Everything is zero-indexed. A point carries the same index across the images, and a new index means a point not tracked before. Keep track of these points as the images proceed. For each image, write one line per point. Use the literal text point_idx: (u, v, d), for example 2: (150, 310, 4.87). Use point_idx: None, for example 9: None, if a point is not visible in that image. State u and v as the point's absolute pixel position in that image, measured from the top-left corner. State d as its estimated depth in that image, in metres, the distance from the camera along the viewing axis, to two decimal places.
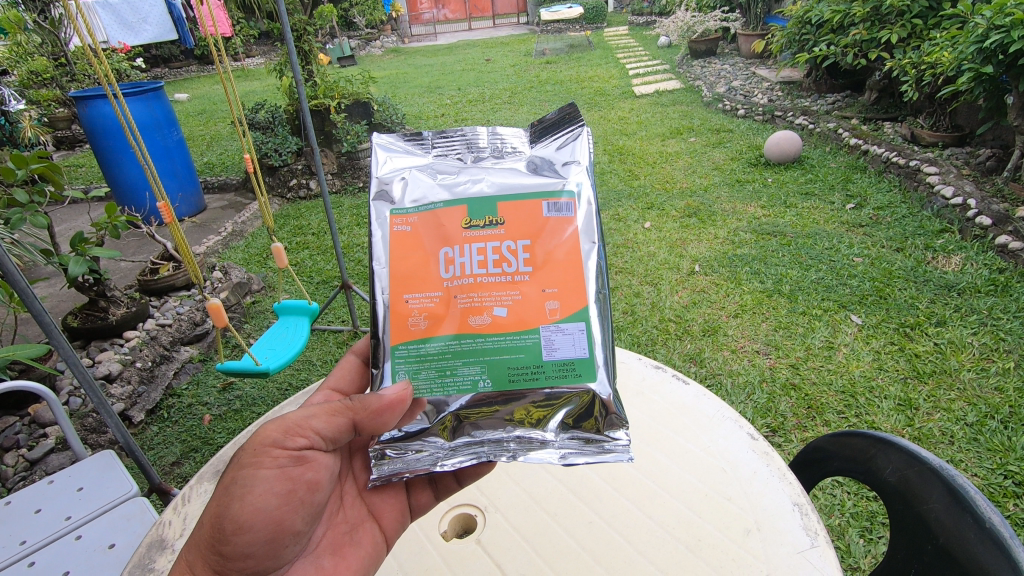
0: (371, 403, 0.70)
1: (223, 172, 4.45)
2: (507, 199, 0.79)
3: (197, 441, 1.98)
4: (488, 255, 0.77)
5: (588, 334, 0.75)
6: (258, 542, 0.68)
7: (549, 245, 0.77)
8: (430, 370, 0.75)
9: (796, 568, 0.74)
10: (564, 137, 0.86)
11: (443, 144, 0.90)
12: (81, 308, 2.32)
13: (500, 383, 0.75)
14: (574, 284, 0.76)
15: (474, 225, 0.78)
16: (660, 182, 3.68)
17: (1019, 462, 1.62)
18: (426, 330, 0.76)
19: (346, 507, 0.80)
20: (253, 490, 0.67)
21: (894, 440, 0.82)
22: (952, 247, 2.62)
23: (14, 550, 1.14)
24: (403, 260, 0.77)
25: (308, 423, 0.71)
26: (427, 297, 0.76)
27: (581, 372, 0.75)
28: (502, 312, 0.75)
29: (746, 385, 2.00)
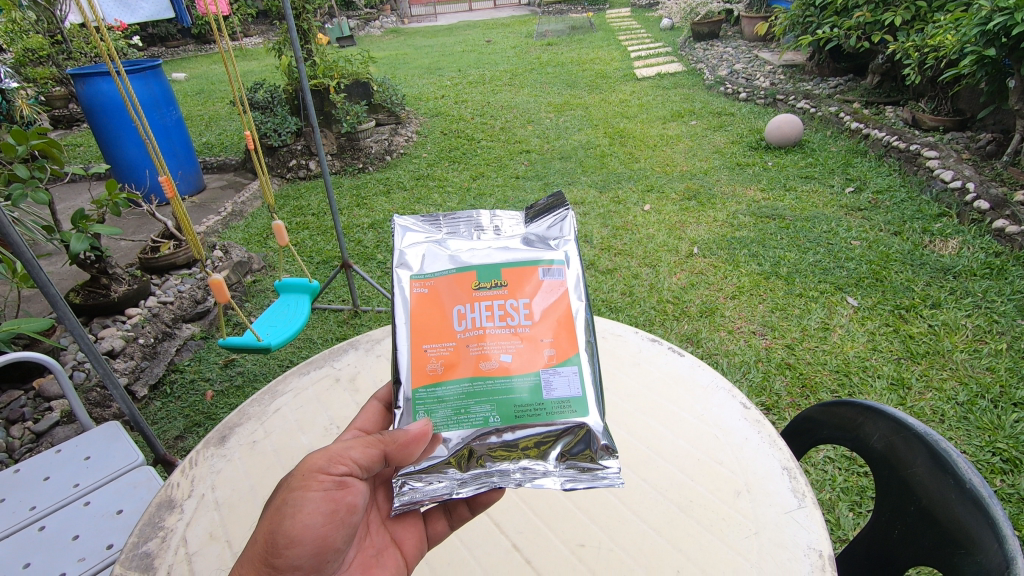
0: (398, 435, 0.68)
1: (223, 152, 4.44)
2: (510, 264, 0.81)
3: (200, 416, 2.02)
4: (495, 310, 0.78)
5: (580, 375, 0.75)
6: (306, 557, 0.64)
7: (550, 303, 0.79)
8: (446, 408, 0.73)
9: (783, 526, 0.77)
10: (552, 219, 0.89)
11: (454, 217, 0.92)
12: (83, 285, 2.33)
13: (506, 419, 0.72)
14: (567, 335, 0.77)
15: (483, 288, 0.79)
16: (660, 164, 3.68)
17: (1008, 440, 1.65)
18: (441, 375, 0.74)
19: (372, 533, 0.74)
20: (303, 509, 0.63)
21: (880, 408, 0.84)
22: (950, 230, 2.64)
23: (24, 515, 1.17)
24: (419, 318, 0.78)
25: (347, 452, 0.66)
26: (440, 349, 0.76)
27: (574, 409, 0.73)
28: (508, 358, 0.75)
29: (742, 364, 2.03)
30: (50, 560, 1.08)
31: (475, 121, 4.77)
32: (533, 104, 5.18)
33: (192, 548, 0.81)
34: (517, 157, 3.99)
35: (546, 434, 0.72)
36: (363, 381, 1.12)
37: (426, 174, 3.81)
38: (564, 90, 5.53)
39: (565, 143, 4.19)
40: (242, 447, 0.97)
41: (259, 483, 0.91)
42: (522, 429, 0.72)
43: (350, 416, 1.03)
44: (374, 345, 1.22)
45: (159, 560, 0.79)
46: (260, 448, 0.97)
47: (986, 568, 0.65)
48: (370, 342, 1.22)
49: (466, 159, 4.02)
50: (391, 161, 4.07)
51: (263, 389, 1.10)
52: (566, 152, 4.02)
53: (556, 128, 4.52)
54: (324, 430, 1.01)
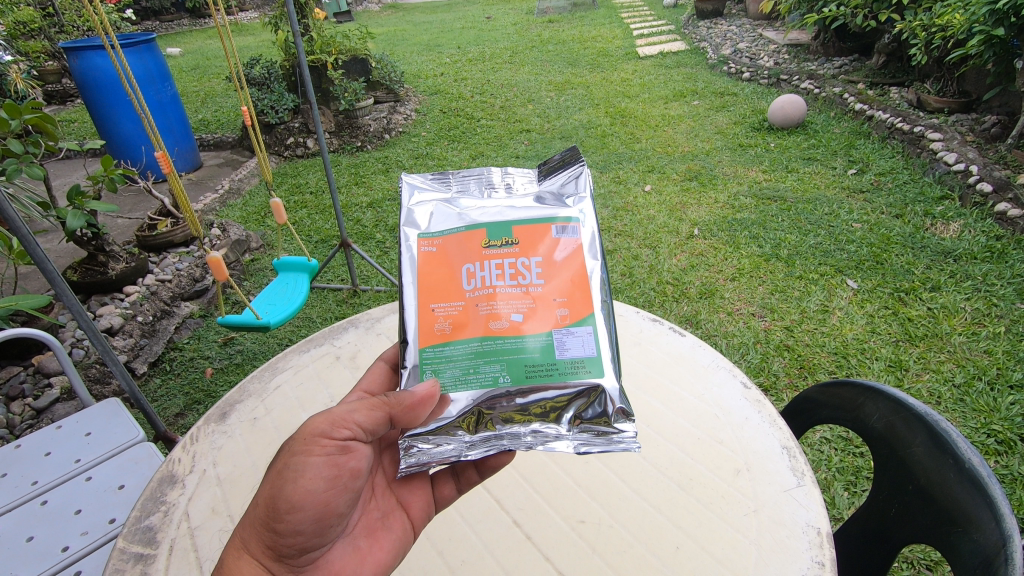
0: (405, 397, 0.68)
1: (219, 129, 4.39)
2: (522, 222, 0.80)
3: (200, 393, 2.02)
4: (505, 268, 0.78)
5: (595, 335, 0.74)
6: (309, 522, 0.64)
7: (562, 260, 0.78)
8: (456, 367, 0.73)
9: (783, 504, 0.77)
10: (566, 177, 0.87)
11: (464, 173, 0.91)
12: (80, 263, 2.32)
13: (517, 380, 0.72)
14: (581, 294, 0.77)
15: (494, 244, 0.78)
16: (661, 145, 3.65)
17: (1003, 422, 1.66)
18: (450, 334, 0.74)
19: (377, 497, 0.75)
20: (306, 474, 0.63)
21: (881, 388, 0.84)
22: (952, 213, 2.63)
23: (26, 489, 1.18)
24: (428, 276, 0.77)
25: (350, 416, 0.66)
26: (449, 307, 0.76)
27: (589, 369, 0.73)
28: (518, 317, 0.75)
29: (740, 345, 2.03)
30: (53, 534, 1.09)
31: (475, 100, 4.71)
32: (534, 83, 5.11)
33: (194, 523, 0.81)
34: (517, 137, 3.95)
35: (559, 396, 0.72)
36: (363, 358, 1.12)
37: (425, 153, 3.78)
38: (564, 69, 5.45)
39: (566, 122, 4.14)
40: (243, 424, 0.97)
41: (260, 459, 0.91)
42: (534, 390, 0.72)
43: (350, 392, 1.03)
44: (374, 324, 1.21)
45: (162, 534, 0.79)
46: (261, 424, 0.97)
47: (982, 546, 0.65)
48: (370, 320, 1.22)
49: (466, 138, 3.97)
50: (389, 139, 4.02)
51: (263, 365, 1.10)
52: (566, 132, 3.98)
53: (556, 107, 4.46)
54: (325, 406, 1.01)
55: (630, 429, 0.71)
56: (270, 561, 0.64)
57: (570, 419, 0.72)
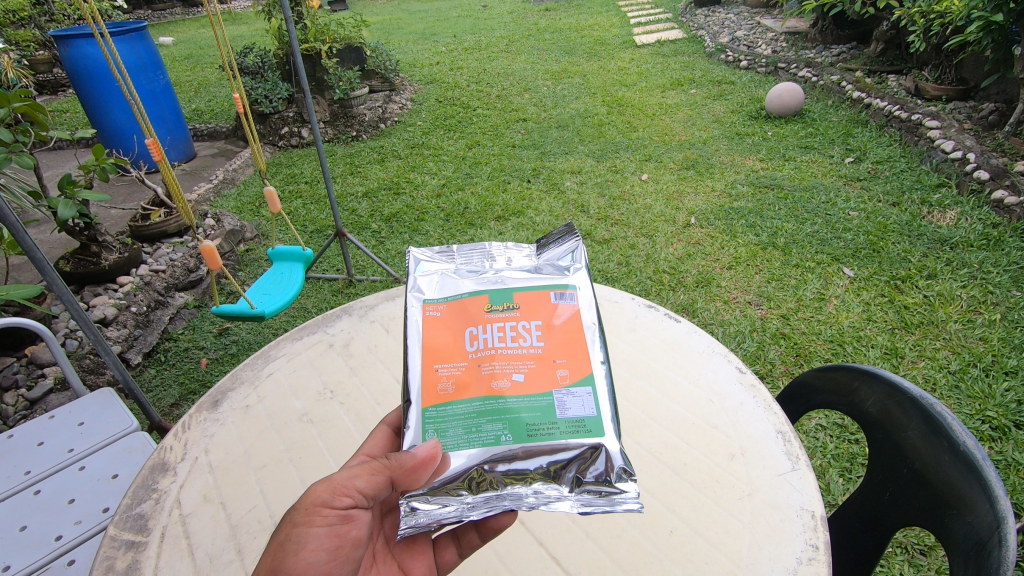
0: (406, 459, 0.62)
1: (213, 119, 4.35)
2: (523, 289, 0.80)
3: (196, 383, 2.02)
4: (506, 331, 0.76)
5: (595, 397, 0.69)
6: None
7: (563, 321, 0.77)
8: (458, 426, 0.67)
9: (777, 488, 0.77)
10: (564, 248, 0.87)
11: (469, 247, 0.90)
12: (73, 253, 2.30)
13: (519, 438, 0.65)
14: (582, 355, 0.74)
15: (496, 309, 0.78)
16: (658, 133, 3.63)
17: (997, 408, 1.67)
18: (452, 394, 0.70)
19: (379, 563, 0.68)
20: (307, 546, 0.60)
21: (877, 372, 0.84)
22: (949, 201, 2.62)
23: (19, 479, 1.17)
24: (430, 339, 0.75)
25: (351, 482, 0.63)
26: (452, 368, 0.72)
27: (589, 428, 0.66)
28: (521, 377, 0.71)
29: (737, 333, 2.03)
30: (46, 524, 1.08)
31: (471, 89, 4.67)
32: (530, 71, 5.07)
33: (186, 510, 0.80)
34: (513, 126, 3.92)
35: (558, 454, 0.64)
36: (356, 346, 1.11)
37: (421, 143, 3.75)
38: (562, 57, 5.40)
39: (562, 111, 4.11)
40: (235, 411, 0.97)
41: (252, 447, 0.90)
42: (533, 453, 0.64)
43: (343, 381, 1.03)
44: (368, 311, 1.20)
45: (153, 522, 0.78)
46: (253, 412, 0.97)
47: (976, 529, 0.65)
48: (364, 308, 1.21)
49: (462, 127, 3.94)
50: (385, 129, 3.99)
51: (255, 353, 1.09)
52: (563, 121, 3.95)
53: (553, 96, 4.43)
54: (318, 394, 1.00)
55: (632, 489, 0.62)
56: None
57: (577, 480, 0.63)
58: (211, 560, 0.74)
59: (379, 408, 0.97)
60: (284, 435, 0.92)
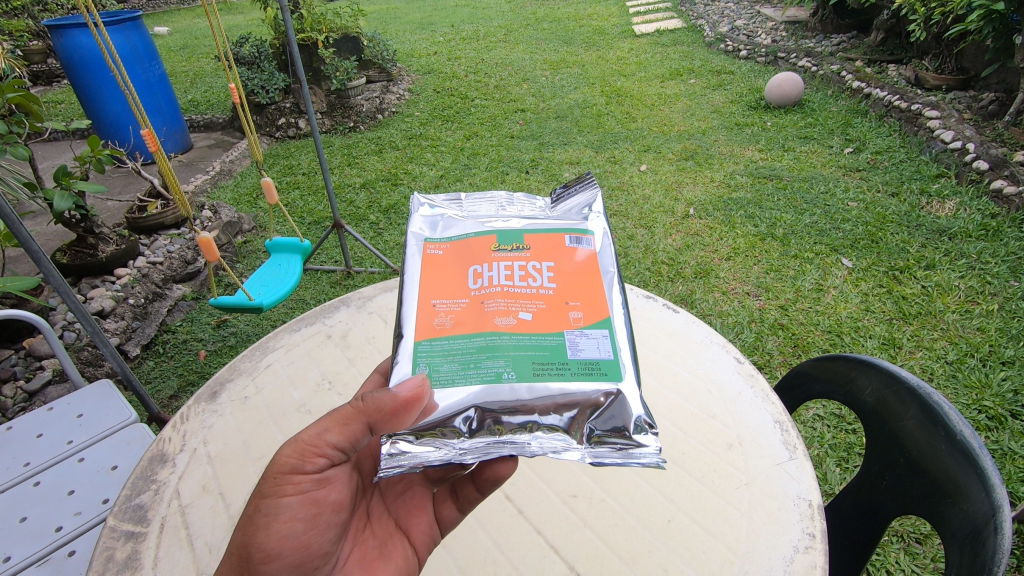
0: (383, 403, 0.61)
1: (209, 110, 4.32)
2: (535, 233, 0.80)
3: (194, 375, 2.02)
4: (514, 271, 0.75)
5: (611, 340, 0.68)
6: (288, 569, 0.60)
7: (575, 264, 0.76)
8: (453, 363, 0.66)
9: (773, 478, 0.75)
10: (581, 197, 0.87)
11: (477, 195, 0.91)
12: (69, 245, 2.29)
13: (522, 376, 0.64)
14: (597, 298, 0.72)
15: (504, 249, 0.78)
16: (657, 124, 3.61)
17: (994, 398, 1.67)
18: (449, 329, 0.69)
19: (373, 523, 0.69)
20: (279, 518, 0.59)
21: (874, 361, 0.84)
22: (948, 191, 2.62)
23: (18, 471, 1.18)
24: (431, 275, 0.76)
25: (321, 440, 0.61)
26: (453, 303, 0.72)
27: (605, 372, 0.65)
28: (528, 316, 0.70)
29: (735, 324, 2.03)
30: (46, 515, 1.09)
31: (469, 79, 4.64)
32: (528, 61, 5.03)
33: (185, 501, 0.80)
34: (511, 117, 3.90)
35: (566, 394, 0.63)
36: (355, 337, 1.10)
37: (418, 134, 3.73)
38: (560, 47, 5.36)
39: (561, 102, 4.09)
40: (233, 402, 0.96)
41: (251, 438, 0.90)
42: (539, 395, 0.63)
43: (341, 372, 1.02)
44: (366, 303, 1.19)
45: (153, 513, 0.78)
46: (251, 403, 0.96)
47: (972, 516, 0.66)
48: (361, 299, 1.19)
49: (460, 118, 3.92)
50: (382, 119, 3.97)
51: (253, 344, 1.08)
52: (561, 111, 3.93)
53: (552, 86, 4.41)
54: (316, 385, 1.00)
55: (654, 443, 0.60)
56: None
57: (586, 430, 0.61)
58: (211, 552, 0.73)
59: None
60: (282, 426, 0.92)
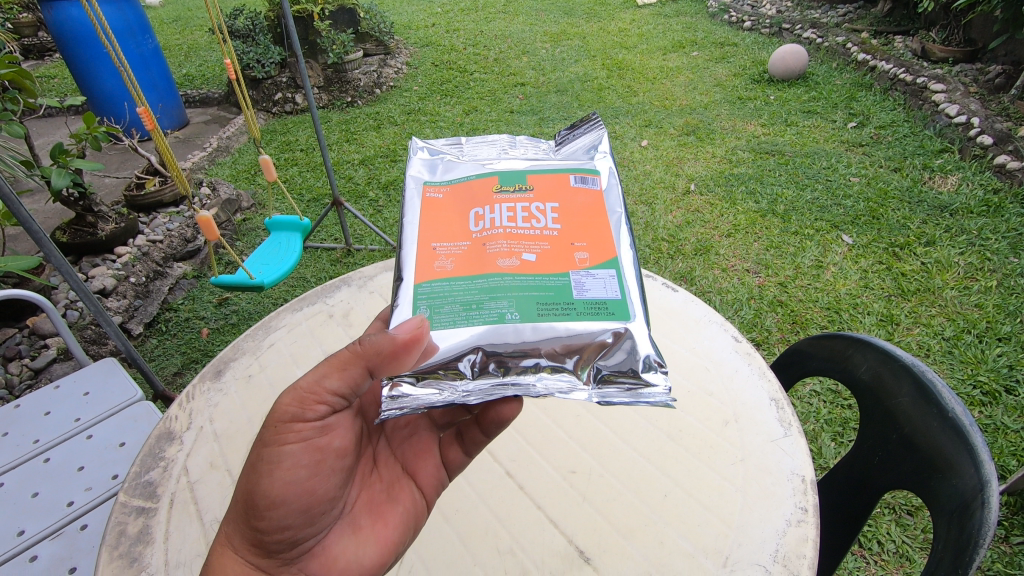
0: (383, 347, 0.58)
1: (205, 85, 4.26)
2: (537, 174, 0.80)
3: (197, 353, 2.04)
4: (517, 212, 0.76)
5: (618, 280, 0.69)
6: (295, 515, 0.59)
7: (578, 207, 0.77)
8: (454, 305, 0.67)
9: (769, 454, 0.74)
10: (588, 140, 0.87)
11: (478, 140, 0.91)
12: (69, 224, 2.29)
13: (525, 315, 0.65)
14: (602, 239, 0.74)
15: (507, 190, 0.78)
16: (659, 98, 3.56)
17: (989, 373, 1.69)
18: (450, 271, 0.70)
19: (379, 467, 0.70)
20: (282, 465, 0.58)
21: (869, 339, 0.86)
22: (950, 166, 2.60)
23: (28, 448, 1.20)
24: (432, 217, 0.76)
25: (320, 386, 0.59)
26: (455, 246, 0.73)
27: (611, 311, 0.67)
28: (532, 258, 0.71)
29: (734, 301, 2.04)
30: (57, 491, 1.12)
31: (467, 52, 4.56)
32: (528, 33, 4.94)
33: (193, 477, 0.81)
34: (511, 91, 3.84)
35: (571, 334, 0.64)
36: (356, 316, 1.10)
37: (417, 109, 3.69)
38: (561, 19, 5.25)
39: (561, 75, 4.03)
40: (238, 380, 0.97)
41: (256, 414, 0.91)
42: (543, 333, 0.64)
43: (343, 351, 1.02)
44: (367, 282, 1.18)
45: (162, 488, 0.80)
46: (256, 381, 0.97)
47: (960, 490, 0.67)
48: (362, 278, 1.19)
49: (459, 92, 3.87)
50: (380, 94, 3.91)
51: (256, 323, 1.08)
52: (562, 85, 3.87)
53: (552, 59, 4.33)
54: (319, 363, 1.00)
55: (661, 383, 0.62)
56: (258, 558, 0.58)
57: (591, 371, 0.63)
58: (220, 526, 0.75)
59: None
60: None
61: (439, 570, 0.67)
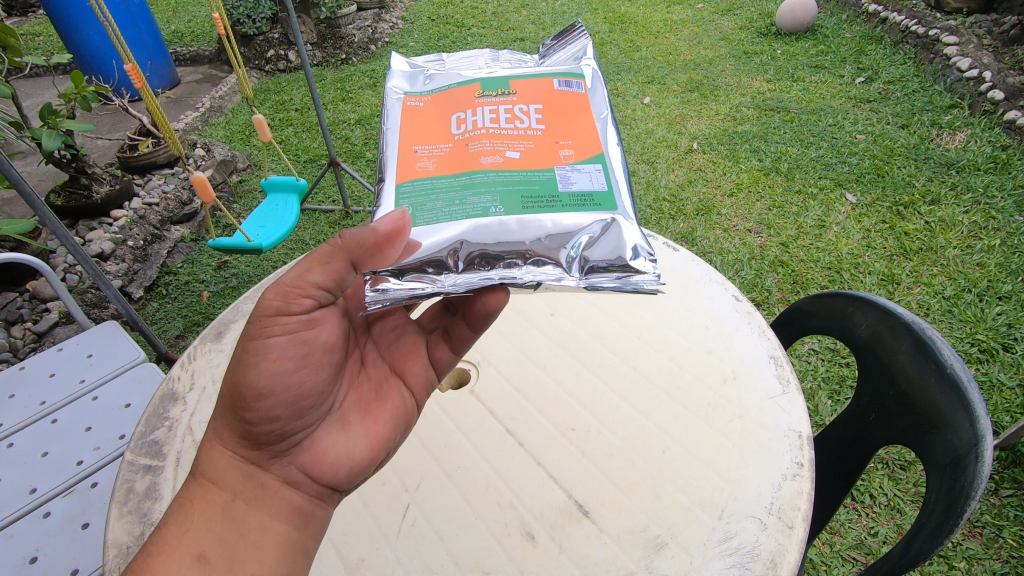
0: (362, 238, 0.62)
1: (194, 42, 4.13)
2: (520, 78, 0.80)
3: (198, 316, 2.04)
4: (500, 113, 0.75)
5: (603, 174, 0.71)
6: (282, 406, 0.63)
7: (562, 108, 0.77)
8: (438, 202, 0.68)
9: (766, 410, 0.75)
10: (571, 51, 0.87)
11: (458, 55, 0.90)
12: (63, 186, 2.26)
13: (510, 208, 0.66)
14: (587, 137, 0.74)
15: (488, 94, 0.78)
16: (662, 53, 3.46)
17: (987, 331, 1.70)
18: (434, 171, 0.71)
19: (368, 367, 0.73)
20: (267, 357, 0.62)
21: (870, 297, 0.85)
22: (959, 123, 2.54)
23: (35, 409, 1.22)
24: (414, 125, 0.76)
25: (302, 280, 0.63)
26: (439, 148, 0.74)
27: (596, 201, 0.68)
28: (515, 155, 0.71)
29: (735, 262, 2.03)
30: (65, 450, 1.14)
31: (464, 5, 4.40)
32: None
33: (198, 436, 0.82)
34: (510, 46, 3.72)
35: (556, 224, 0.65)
36: None
37: None
38: None
39: (562, 30, 3.90)
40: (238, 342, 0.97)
41: None
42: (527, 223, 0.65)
43: None
44: None
45: (168, 447, 0.81)
46: None
47: (955, 445, 0.68)
48: None
49: (456, 48, 3.75)
50: (375, 51, 3.80)
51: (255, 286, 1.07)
52: None
53: (552, 12, 4.18)
54: None
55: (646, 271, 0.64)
56: (248, 448, 0.63)
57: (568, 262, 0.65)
58: None
59: None
60: None
61: (440, 524, 0.68)
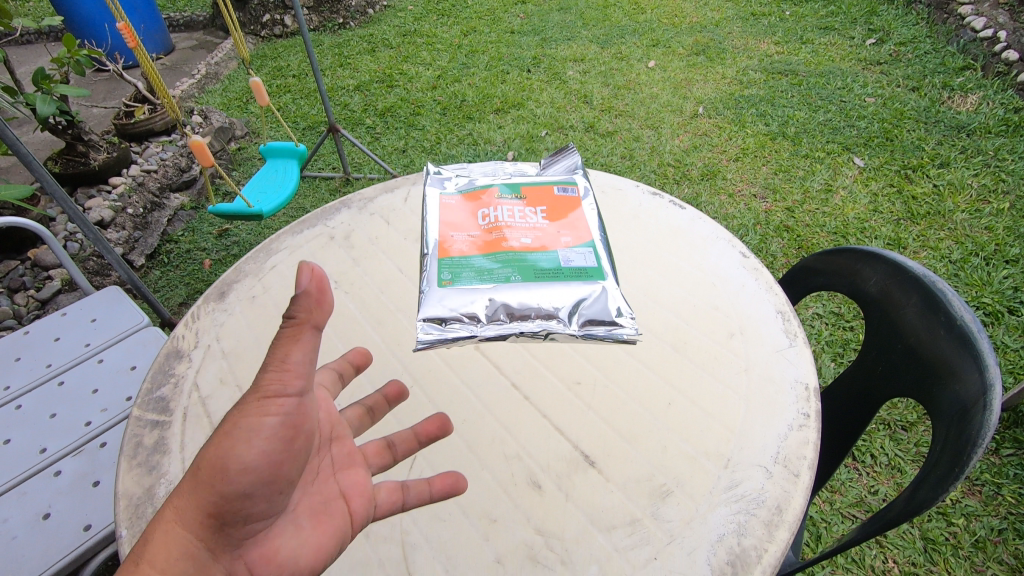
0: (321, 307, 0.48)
1: (188, 7, 4.03)
2: (529, 185, 1.01)
3: (201, 284, 2.04)
4: (514, 212, 0.96)
5: (594, 253, 0.89)
6: (259, 489, 0.46)
7: (562, 206, 0.97)
8: (470, 272, 0.86)
9: (773, 365, 0.75)
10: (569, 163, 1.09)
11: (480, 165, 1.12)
12: (60, 153, 2.23)
13: (526, 278, 0.84)
14: (582, 225, 0.94)
15: (506, 198, 0.99)
16: (667, 15, 3.37)
17: (993, 295, 1.69)
18: (466, 250, 0.89)
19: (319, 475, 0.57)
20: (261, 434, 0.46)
21: (880, 252, 0.84)
22: (972, 85, 2.49)
23: (41, 371, 1.23)
24: (448, 216, 0.96)
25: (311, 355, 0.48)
26: (469, 236, 0.92)
27: (591, 274, 0.85)
28: (527, 241, 0.91)
29: (740, 227, 2.01)
30: (73, 411, 1.15)
31: None
32: None
33: (204, 392, 0.82)
34: (511, 9, 3.63)
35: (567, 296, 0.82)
36: (357, 238, 1.06)
37: (412, 30, 3.50)
38: None
39: None
40: (242, 301, 0.96)
41: (262, 335, 0.90)
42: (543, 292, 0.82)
43: (346, 271, 0.99)
44: (366, 204, 1.13)
45: (174, 403, 0.81)
46: (260, 302, 0.95)
47: (960, 396, 0.68)
48: (362, 200, 1.14)
49: (456, 11, 3.66)
50: (373, 15, 3.71)
51: (257, 247, 1.06)
52: (565, 2, 3.65)
53: None
54: None
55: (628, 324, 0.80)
56: (208, 531, 0.45)
57: (578, 312, 0.80)
58: None
59: (385, 296, 0.93)
60: None
61: None
